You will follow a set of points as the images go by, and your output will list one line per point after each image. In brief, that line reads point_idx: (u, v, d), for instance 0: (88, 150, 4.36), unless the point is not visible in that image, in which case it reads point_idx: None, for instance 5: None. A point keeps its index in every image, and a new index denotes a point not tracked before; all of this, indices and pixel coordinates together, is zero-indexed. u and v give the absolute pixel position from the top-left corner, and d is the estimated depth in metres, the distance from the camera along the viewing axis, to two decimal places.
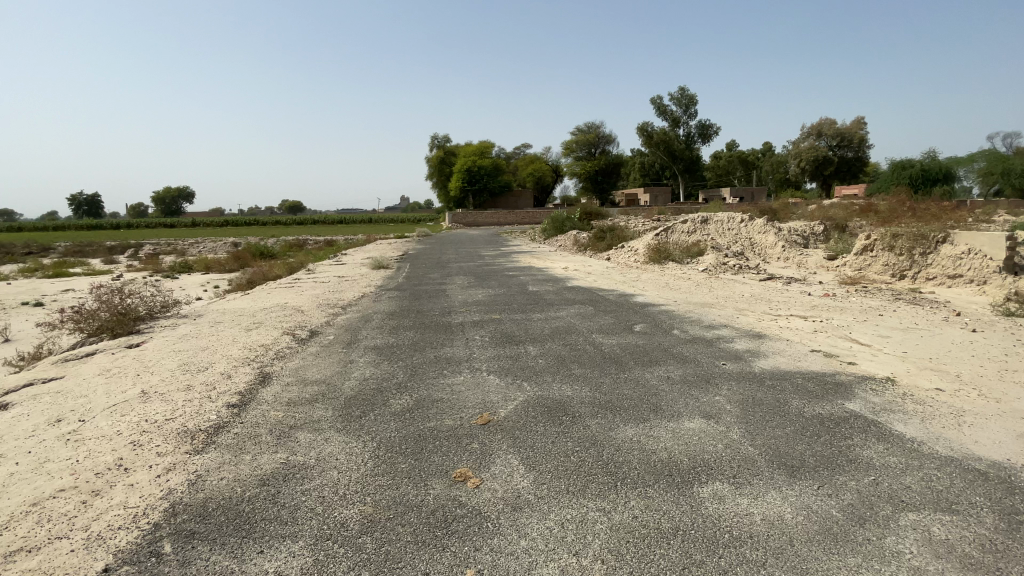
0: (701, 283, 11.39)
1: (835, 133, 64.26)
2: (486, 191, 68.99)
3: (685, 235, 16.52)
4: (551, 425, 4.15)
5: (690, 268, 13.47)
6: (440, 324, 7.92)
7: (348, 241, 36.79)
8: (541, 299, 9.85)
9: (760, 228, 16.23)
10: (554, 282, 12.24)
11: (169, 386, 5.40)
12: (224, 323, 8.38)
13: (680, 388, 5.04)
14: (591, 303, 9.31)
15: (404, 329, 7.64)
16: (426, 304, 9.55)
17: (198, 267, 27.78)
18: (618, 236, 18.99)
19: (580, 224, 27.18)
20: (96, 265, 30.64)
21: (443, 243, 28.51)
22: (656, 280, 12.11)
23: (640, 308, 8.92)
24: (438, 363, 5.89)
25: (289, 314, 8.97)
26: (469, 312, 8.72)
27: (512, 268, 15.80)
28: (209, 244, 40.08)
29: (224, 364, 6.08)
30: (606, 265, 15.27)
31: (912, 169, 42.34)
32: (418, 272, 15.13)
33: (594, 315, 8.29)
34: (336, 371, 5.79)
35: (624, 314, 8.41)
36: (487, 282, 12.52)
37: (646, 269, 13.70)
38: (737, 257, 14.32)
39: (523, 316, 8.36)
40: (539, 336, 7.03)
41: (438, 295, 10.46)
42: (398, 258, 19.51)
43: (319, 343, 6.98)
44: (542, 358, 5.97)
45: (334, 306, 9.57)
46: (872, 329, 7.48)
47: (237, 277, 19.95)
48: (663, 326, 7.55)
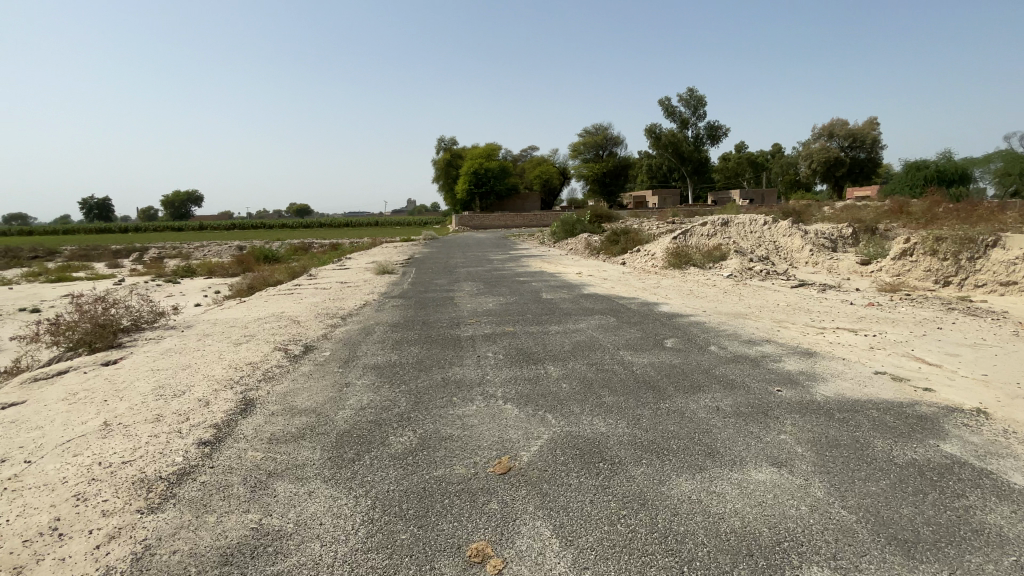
0: (730, 290, 10.55)
1: (847, 133, 62.94)
2: (493, 193, 68.39)
3: (706, 238, 15.66)
4: (588, 477, 3.37)
5: (714, 273, 12.64)
6: (448, 338, 7.14)
7: (353, 245, 36.18)
8: (557, 309, 9.06)
9: (786, 231, 15.33)
10: (569, 289, 11.45)
11: (136, 416, 4.66)
12: (212, 336, 7.66)
13: (736, 425, 4.22)
14: (612, 313, 8.50)
15: (408, 344, 6.88)
16: (433, 314, 8.80)
17: (201, 271, 27.26)
18: (633, 239, 18.16)
19: (591, 227, 26.38)
20: (100, 270, 30.21)
21: (450, 247, 27.80)
22: (679, 287, 11.29)
23: (668, 320, 8.09)
24: (446, 388, 5.11)
25: (285, 325, 8.26)
26: (479, 323, 7.96)
27: (523, 272, 15.04)
28: (214, 248, 39.68)
29: (203, 388, 5.34)
30: (623, 269, 14.46)
31: (928, 169, 41.16)
32: (424, 277, 14.40)
33: (618, 328, 7.48)
34: (329, 397, 5.03)
35: (651, 327, 7.59)
36: (497, 289, 11.74)
37: (667, 274, 12.87)
38: (763, 262, 13.45)
39: (540, 329, 7.55)
40: (559, 354, 6.22)
41: (446, 304, 9.71)
42: (404, 262, 18.80)
43: (314, 361, 6.25)
44: (565, 382, 5.15)
45: (333, 316, 8.85)
46: (936, 346, 6.61)
47: (239, 282, 19.34)
48: (697, 342, 6.73)
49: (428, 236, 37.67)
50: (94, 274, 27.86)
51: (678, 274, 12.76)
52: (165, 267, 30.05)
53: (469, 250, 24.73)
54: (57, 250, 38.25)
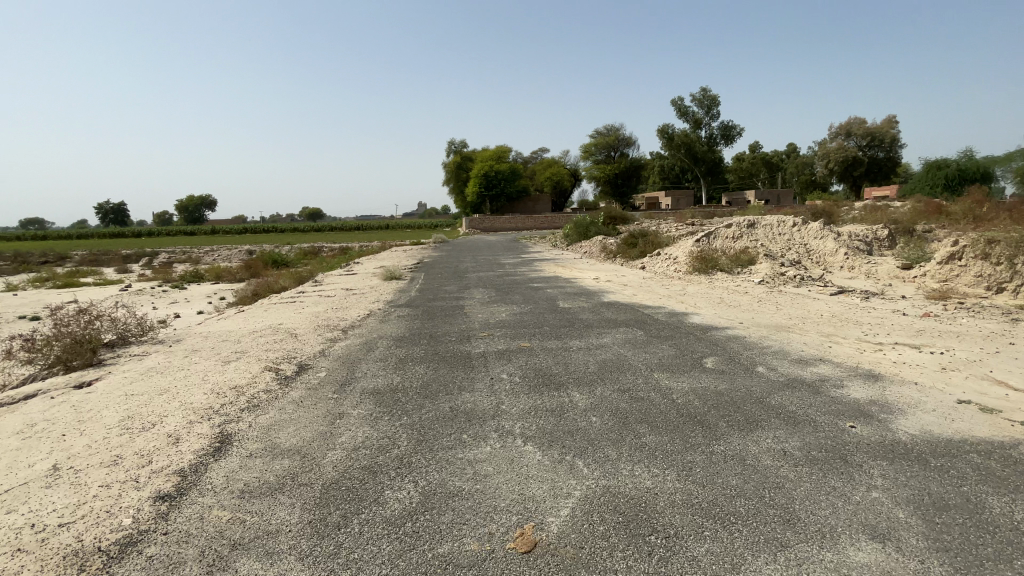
0: (764, 299, 9.69)
1: (864, 132, 61.32)
2: (503, 196, 67.79)
3: (731, 240, 14.76)
4: (639, 559, 2.59)
5: (743, 279, 11.76)
6: (457, 355, 6.41)
7: (362, 249, 35.67)
8: (576, 320, 8.27)
9: (817, 233, 14.40)
10: (587, 296, 10.65)
11: (92, 458, 3.98)
12: (201, 353, 7.00)
13: (814, 479, 3.40)
14: (639, 326, 7.68)
15: (412, 364, 6.13)
16: (440, 326, 8.05)
17: (209, 276, 26.91)
18: (652, 242, 17.29)
19: (605, 229, 25.52)
20: (109, 275, 30.13)
21: (460, 251, 27.12)
22: (707, 294, 10.44)
23: (702, 333, 7.26)
24: (456, 421, 4.35)
25: (280, 339, 7.58)
26: (492, 337, 7.20)
27: (536, 278, 14.28)
28: (224, 252, 39.47)
29: (177, 419, 4.66)
30: (643, 275, 13.63)
31: (948, 168, 39.69)
32: (432, 283, 13.69)
33: (648, 344, 6.67)
34: (319, 433, 4.30)
35: (685, 342, 6.77)
36: (510, 296, 10.98)
37: (692, 280, 12.02)
38: (794, 266, 12.55)
39: (560, 344, 6.77)
40: (584, 376, 5.42)
41: (456, 314, 9.00)
42: (413, 268, 18.14)
43: (306, 384, 5.54)
44: (594, 415, 4.36)
45: (334, 329, 8.16)
46: (1019, 367, 5.74)
47: (244, 288, 18.83)
48: (742, 363, 5.91)
49: (436, 240, 36.92)
50: (104, 280, 27.68)
51: (704, 280, 11.90)
52: (174, 272, 29.78)
53: (480, 254, 23.98)
54: (70, 255, 38.34)
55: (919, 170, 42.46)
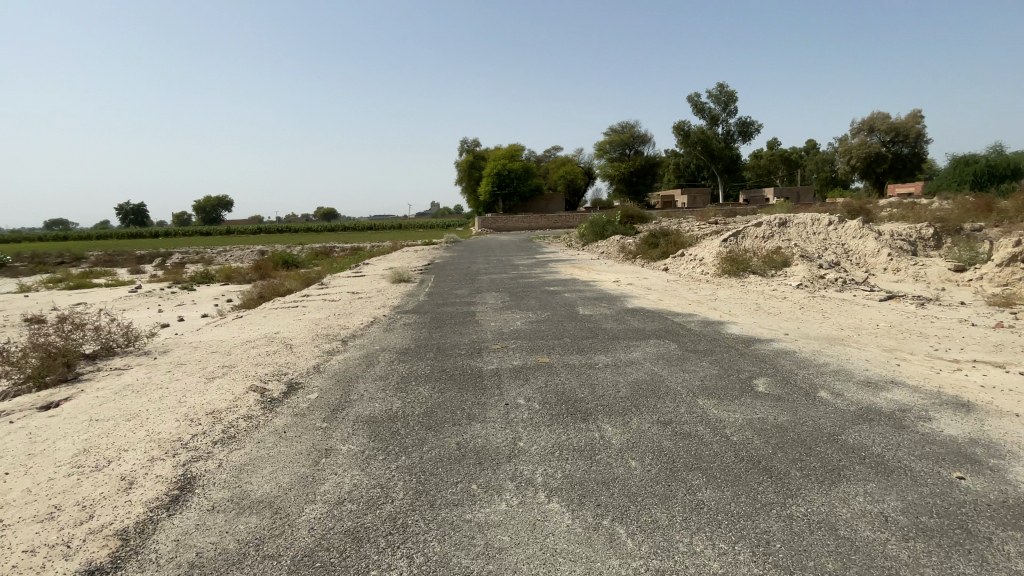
0: (807, 306, 8.77)
1: (888, 127, 59.27)
2: (517, 195, 67.05)
3: (761, 239, 13.79)
4: None
5: (779, 282, 10.82)
6: (467, 373, 5.64)
7: (373, 249, 35.15)
8: (600, 330, 7.45)
9: (855, 233, 13.38)
10: (609, 302, 9.82)
11: (25, 511, 3.30)
12: (186, 367, 6.35)
13: (939, 564, 2.54)
14: (671, 338, 6.84)
15: (416, 383, 5.37)
16: (449, 336, 7.29)
17: (219, 277, 26.54)
18: (674, 241, 16.34)
19: (623, 229, 24.55)
20: (122, 275, 30.12)
21: (472, 251, 26.37)
22: (741, 300, 9.54)
23: (745, 347, 6.39)
24: (463, 464, 3.57)
25: (274, 351, 6.89)
26: (505, 350, 6.42)
27: (552, 280, 13.46)
28: (236, 252, 39.32)
29: (138, 454, 3.97)
30: (667, 277, 12.73)
31: (978, 164, 37.92)
32: (443, 286, 12.96)
33: (685, 360, 5.83)
34: (298, 477, 3.55)
35: (727, 359, 5.91)
36: (525, 301, 10.19)
37: (722, 283, 11.09)
38: (834, 269, 11.57)
39: (584, 359, 5.97)
40: (615, 402, 4.61)
41: (467, 322, 8.24)
42: (424, 269, 17.44)
43: (293, 409, 4.81)
44: (633, 458, 3.56)
45: (334, 339, 7.45)
46: None
47: (250, 290, 18.34)
48: (800, 387, 5.05)
49: (448, 241, 36.11)
50: (115, 281, 27.48)
51: (736, 283, 10.96)
52: (184, 273, 29.52)
53: (493, 255, 23.26)
54: (85, 256, 38.47)
55: (947, 165, 40.71)
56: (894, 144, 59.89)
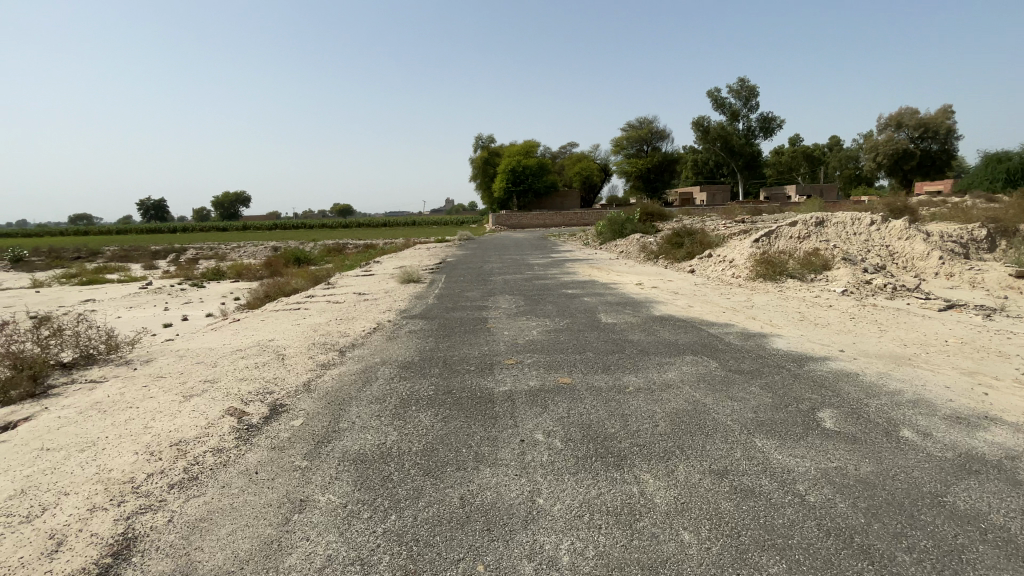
0: (858, 316, 7.83)
1: (916, 123, 57.02)
2: (531, 191, 66.09)
3: (796, 240, 12.79)
4: None
5: (820, 287, 9.86)
6: (476, 395, 4.87)
7: (385, 246, 34.55)
8: (627, 342, 6.63)
9: (900, 234, 12.32)
10: (634, 308, 8.97)
11: None
12: (165, 382, 5.69)
13: None
14: (710, 355, 5.99)
15: (416, 407, 4.62)
16: (457, 347, 6.54)
17: (228, 274, 26.14)
18: (700, 241, 15.37)
19: (642, 227, 23.53)
20: (134, 271, 30.02)
21: (485, 249, 25.60)
22: (782, 309, 8.62)
23: (798, 369, 5.53)
24: (468, 531, 2.81)
25: (264, 363, 6.22)
26: (520, 367, 5.64)
27: (570, 282, 12.63)
28: (249, 249, 39.07)
29: (79, 501, 3.28)
30: (695, 280, 11.80)
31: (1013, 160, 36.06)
32: (454, 288, 12.21)
33: (731, 385, 5.00)
34: (260, 544, 2.82)
35: (780, 384, 5.06)
36: (541, 306, 9.37)
37: (757, 288, 10.16)
38: (880, 274, 10.56)
39: (612, 379, 5.17)
40: (655, 441, 3.82)
41: (478, 331, 7.48)
42: (435, 269, 16.70)
43: (271, 441, 4.09)
44: (686, 529, 2.78)
45: (331, 348, 6.76)
46: None
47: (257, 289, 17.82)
48: (877, 426, 4.20)
49: (460, 239, 35.30)
50: (125, 276, 27.27)
51: (773, 288, 10.02)
52: (195, 269, 29.22)
53: (507, 253, 22.45)
54: (99, 251, 38.47)
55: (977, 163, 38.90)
56: (922, 141, 57.56)
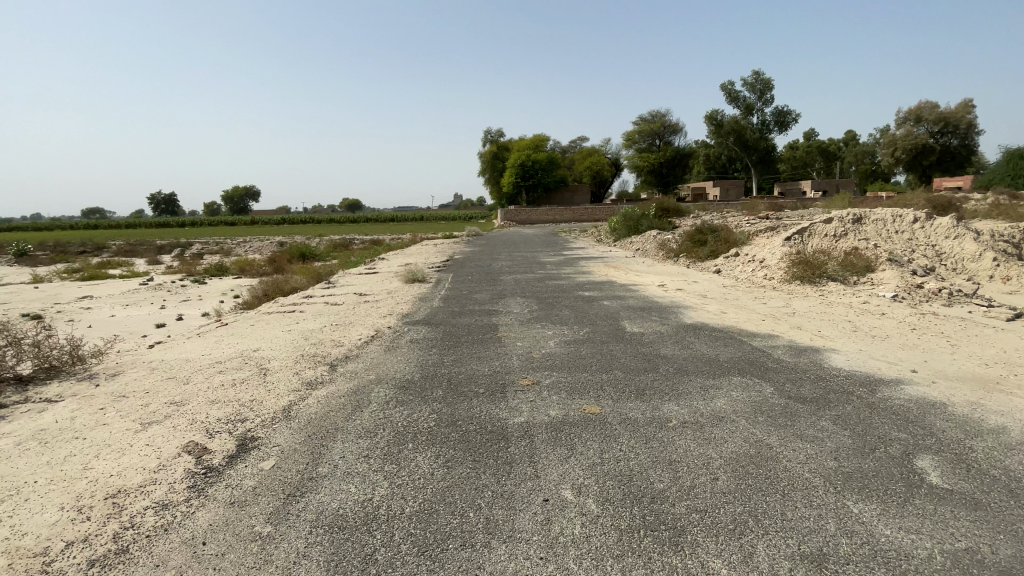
0: (919, 328, 6.89)
1: (937, 116, 55.30)
2: (541, 186, 65.01)
3: (832, 238, 11.79)
4: None
5: (866, 291, 8.91)
6: (485, 428, 4.01)
7: (392, 242, 33.79)
8: (659, 357, 5.76)
9: (947, 232, 11.29)
10: (660, 314, 8.07)
11: None
12: (126, 404, 4.93)
13: None
14: (762, 377, 5.10)
15: (412, 445, 3.77)
16: (463, 362, 5.69)
17: (232, 270, 25.55)
18: (724, 239, 14.40)
19: (659, 224, 22.48)
20: (138, 266, 29.52)
21: (494, 245, 24.74)
22: (827, 317, 7.70)
23: (869, 399, 4.63)
24: None
25: (242, 379, 5.43)
26: (537, 390, 4.77)
27: (587, 283, 11.73)
28: (256, 244, 38.48)
29: None
30: (722, 282, 10.86)
31: None
32: (461, 289, 11.37)
33: (795, 421, 4.11)
34: None
35: (855, 418, 4.16)
36: (557, 311, 8.49)
37: (795, 292, 9.23)
38: (930, 277, 9.57)
39: (649, 409, 4.29)
40: (720, 506, 2.93)
41: (487, 341, 6.63)
42: (442, 266, 15.89)
43: (231, 493, 3.28)
44: None
45: (322, 361, 5.95)
46: None
47: (257, 287, 17.12)
48: (997, 480, 3.29)
49: (467, 235, 34.40)
50: (129, 272, 26.82)
51: (812, 292, 9.08)
52: (200, 265, 28.70)
53: (518, 250, 21.56)
54: (106, 245, 38.20)
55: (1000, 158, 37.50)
56: (942, 135, 55.55)
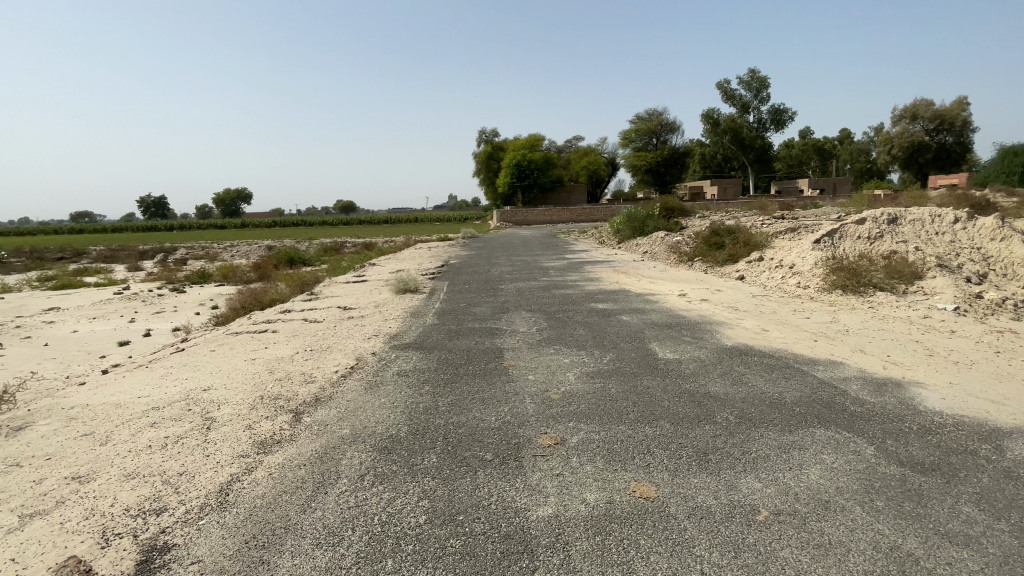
0: (1005, 352, 5.78)
1: (932, 115, 54.41)
2: (537, 186, 63.78)
3: (868, 241, 10.68)
4: None
5: (921, 302, 7.81)
6: (496, 528, 2.81)
7: (384, 246, 32.36)
8: (710, 399, 4.56)
9: (996, 233, 10.19)
10: (693, 334, 6.90)
11: None
12: (17, 479, 3.73)
13: None
14: (852, 431, 3.94)
15: (393, 563, 2.57)
16: (463, 408, 4.48)
17: (215, 277, 24.16)
18: (744, 241, 13.28)
19: (665, 225, 21.32)
20: (116, 273, 28.09)
21: (492, 249, 23.52)
22: (888, 336, 6.58)
23: (1004, 466, 3.48)
24: None
25: (180, 438, 4.23)
26: (563, 455, 3.58)
27: (598, 292, 10.56)
28: (243, 248, 37.14)
29: None
30: (751, 292, 9.74)
31: None
32: (458, 300, 10.14)
33: (930, 512, 2.96)
34: None
35: (1010, 509, 3.02)
36: (570, 329, 7.27)
37: (839, 306, 8.11)
38: (988, 285, 8.49)
39: (722, 491, 3.10)
40: None
41: (491, 374, 5.40)
42: (438, 273, 14.64)
43: None
44: None
45: (284, 406, 4.73)
46: None
47: (237, 296, 15.80)
48: None
49: (463, 237, 33.12)
50: (108, 280, 25.41)
51: (860, 305, 7.97)
52: (182, 271, 27.28)
53: (518, 254, 20.36)
54: (88, 252, 36.61)
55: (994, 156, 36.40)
56: (938, 133, 54.79)
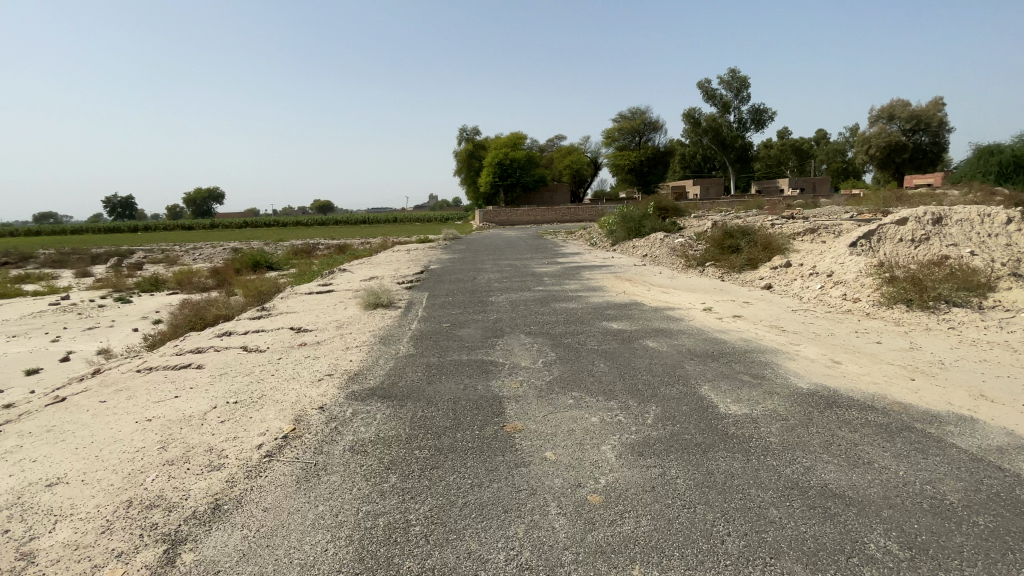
0: None
1: (909, 115, 54.46)
2: (520, 185, 62.11)
3: (915, 244, 9.27)
4: None
5: (1011, 321, 6.38)
6: None
7: (360, 249, 30.29)
8: (836, 507, 2.91)
9: None
10: (749, 369, 5.25)
11: None
12: None
13: None
14: None
15: None
16: (449, 532, 2.73)
17: (167, 284, 21.73)
18: (764, 244, 11.80)
19: (663, 226, 19.77)
20: (59, 279, 25.36)
21: (476, 252, 21.53)
22: (1002, 373, 5.08)
23: None
24: None
25: None
26: None
27: (607, 306, 8.89)
28: (207, 251, 34.50)
29: None
30: (790, 306, 8.20)
31: (999, 155, 31.55)
32: (440, 319, 8.35)
33: None
34: None
35: None
36: (586, 363, 5.56)
37: (911, 327, 6.62)
38: None
39: None
40: None
41: (488, 449, 3.63)
42: (416, 282, 12.75)
43: None
44: None
45: (156, 528, 2.93)
46: None
47: (182, 308, 13.67)
48: None
49: (443, 239, 31.22)
50: (47, 287, 22.80)
51: (937, 327, 6.51)
52: (132, 277, 24.69)
53: (506, 257, 18.63)
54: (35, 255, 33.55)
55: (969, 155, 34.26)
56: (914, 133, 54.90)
